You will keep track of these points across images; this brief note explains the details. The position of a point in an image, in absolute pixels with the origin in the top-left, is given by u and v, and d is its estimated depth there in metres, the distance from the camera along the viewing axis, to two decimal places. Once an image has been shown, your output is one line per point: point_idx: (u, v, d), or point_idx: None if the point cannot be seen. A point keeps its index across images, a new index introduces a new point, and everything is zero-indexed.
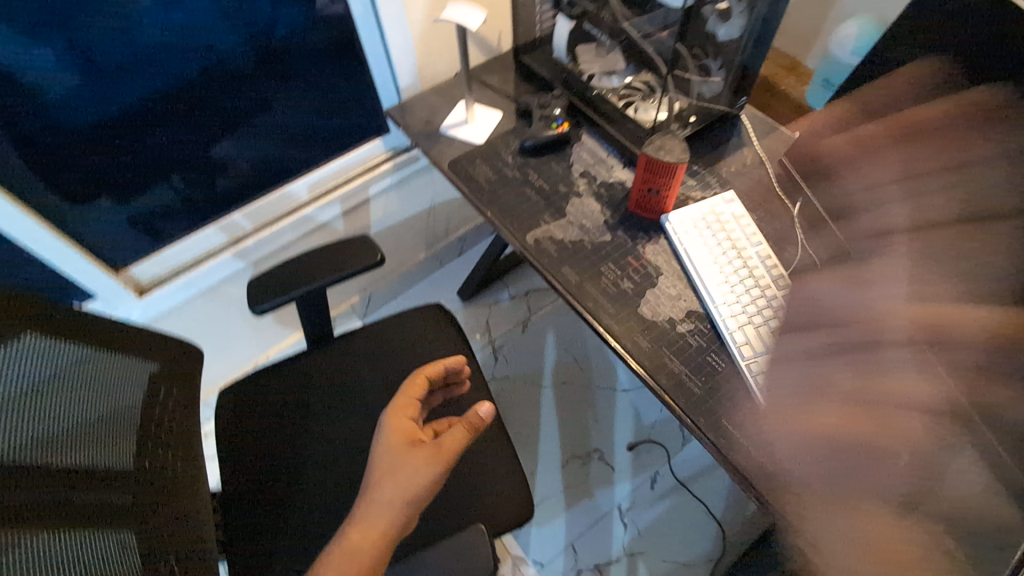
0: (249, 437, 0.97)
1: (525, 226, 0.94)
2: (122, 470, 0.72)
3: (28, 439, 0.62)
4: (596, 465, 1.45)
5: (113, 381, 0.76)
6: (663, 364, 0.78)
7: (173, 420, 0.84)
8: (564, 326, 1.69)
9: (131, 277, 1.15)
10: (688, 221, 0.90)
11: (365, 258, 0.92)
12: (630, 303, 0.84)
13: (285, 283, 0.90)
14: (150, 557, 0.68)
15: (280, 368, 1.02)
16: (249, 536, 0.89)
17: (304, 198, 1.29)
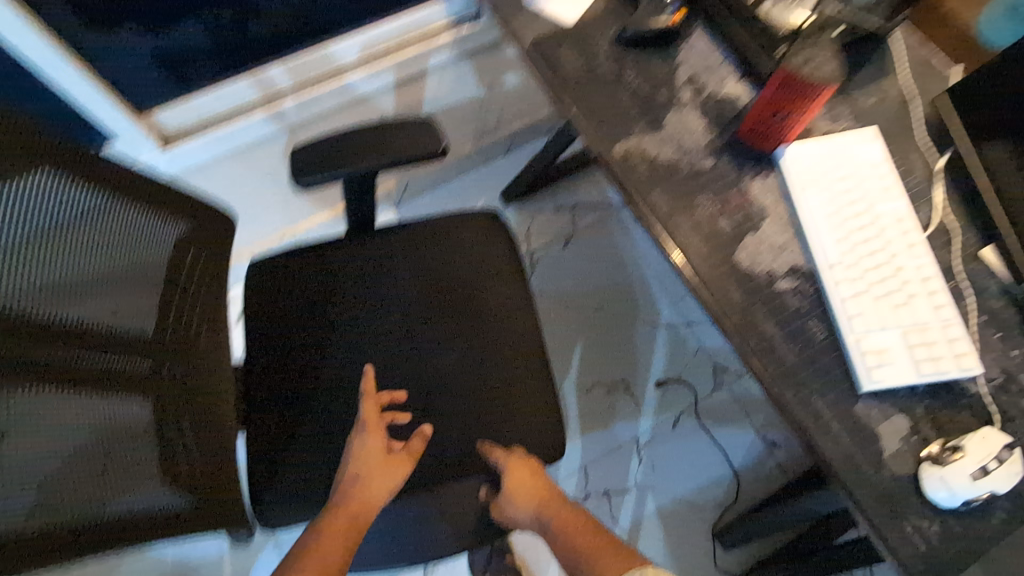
0: (277, 319, 0.89)
1: (614, 135, 0.79)
2: (139, 334, 0.63)
3: (23, 290, 0.50)
4: (620, 396, 1.41)
5: (136, 237, 0.63)
6: (755, 322, 0.67)
7: (195, 293, 0.72)
8: (607, 250, 1.58)
9: (154, 123, 1.03)
10: (811, 158, 0.76)
11: (419, 147, 0.78)
12: (726, 245, 0.72)
13: (334, 159, 0.78)
14: (163, 436, 0.62)
15: (311, 253, 0.92)
16: (271, 426, 0.85)
17: (348, 63, 1.13)
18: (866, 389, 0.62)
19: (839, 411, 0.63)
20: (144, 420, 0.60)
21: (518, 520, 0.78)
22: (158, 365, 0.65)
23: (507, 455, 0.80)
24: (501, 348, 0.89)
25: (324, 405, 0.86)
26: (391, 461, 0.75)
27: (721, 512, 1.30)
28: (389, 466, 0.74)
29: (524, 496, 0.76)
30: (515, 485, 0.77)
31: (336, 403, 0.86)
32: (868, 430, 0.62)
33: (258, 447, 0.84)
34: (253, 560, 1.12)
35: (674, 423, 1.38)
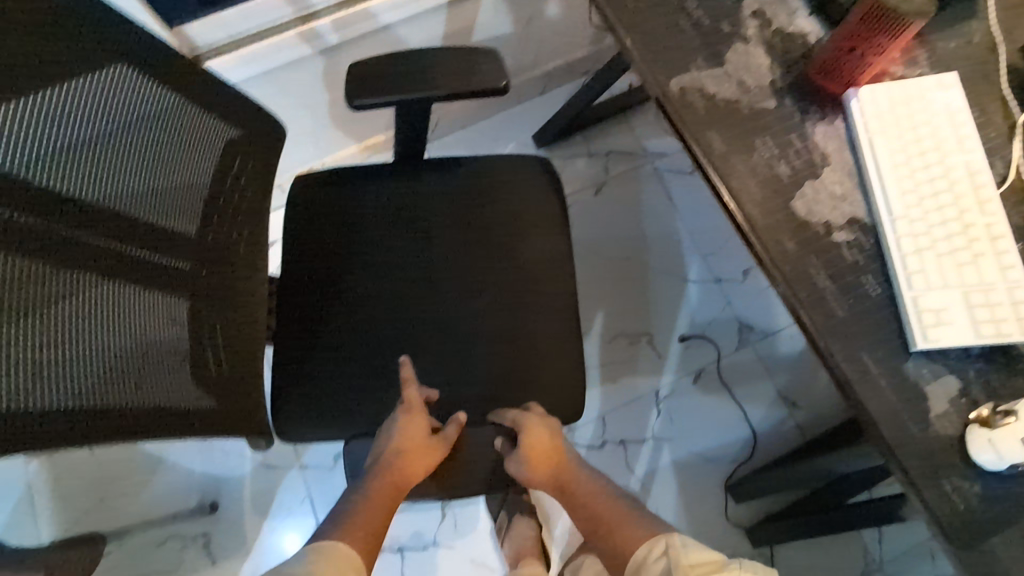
0: (308, 243, 0.87)
1: (671, 68, 0.74)
2: (187, 238, 0.63)
3: (80, 171, 0.51)
4: (643, 348, 1.40)
5: (180, 139, 0.62)
6: (807, 274, 0.64)
7: (238, 201, 0.71)
8: (638, 201, 1.53)
9: (185, 38, 0.99)
10: (882, 104, 0.70)
11: (465, 71, 0.75)
12: (782, 192, 0.68)
13: (381, 79, 0.75)
14: (195, 341, 0.63)
15: (342, 179, 0.89)
16: (294, 351, 0.83)
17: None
18: (919, 346, 0.60)
19: (888, 369, 0.61)
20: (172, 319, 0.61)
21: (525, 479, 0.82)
22: (199, 271, 0.65)
23: (531, 420, 0.79)
24: (531, 290, 0.87)
25: (350, 334, 0.84)
26: (427, 445, 0.78)
27: (735, 467, 1.32)
28: (425, 448, 0.78)
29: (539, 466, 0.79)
30: (533, 452, 0.78)
31: (362, 332, 0.84)
32: (916, 390, 0.60)
33: (282, 371, 0.83)
34: (278, 480, 1.16)
35: (695, 378, 1.38)
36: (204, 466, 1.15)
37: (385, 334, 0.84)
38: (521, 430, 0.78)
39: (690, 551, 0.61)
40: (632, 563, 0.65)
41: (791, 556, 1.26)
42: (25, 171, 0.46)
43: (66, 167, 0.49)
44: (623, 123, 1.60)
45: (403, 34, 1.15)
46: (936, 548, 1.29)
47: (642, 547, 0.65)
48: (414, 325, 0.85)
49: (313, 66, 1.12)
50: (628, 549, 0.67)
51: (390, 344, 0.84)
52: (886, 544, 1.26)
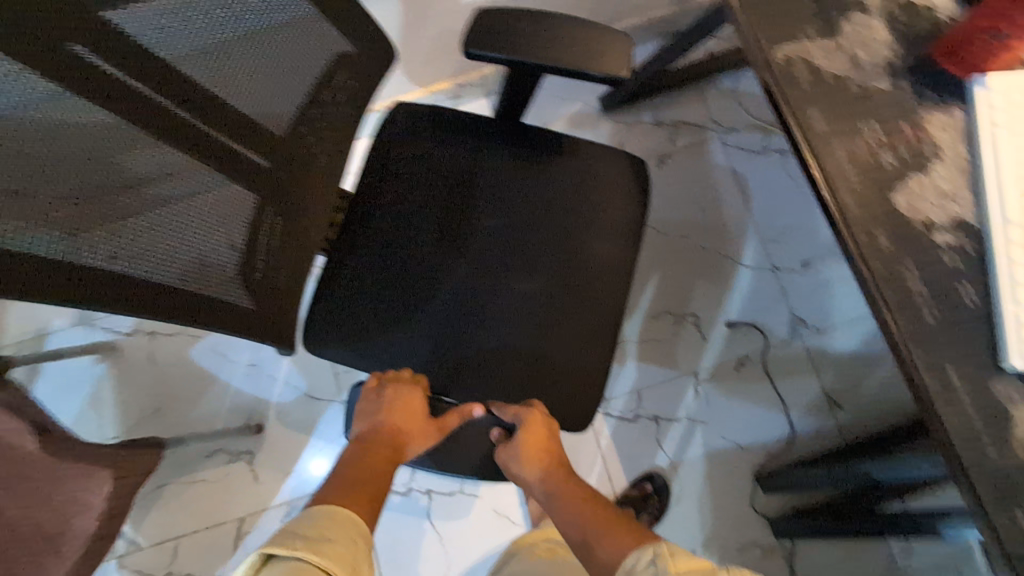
0: (370, 187, 0.86)
1: (778, 35, 0.68)
2: (274, 136, 0.63)
3: (179, 40, 0.51)
4: (688, 329, 1.37)
5: (296, 40, 0.62)
6: (897, 273, 0.60)
7: (336, 121, 0.72)
8: (702, 174, 1.47)
9: None
10: (1012, 97, 0.64)
11: (588, 56, 0.71)
12: (883, 184, 0.63)
13: (503, 35, 0.71)
14: (256, 237, 0.63)
15: (412, 123, 0.88)
16: (340, 285, 0.82)
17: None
18: (1012, 365, 0.56)
19: (973, 385, 0.57)
20: (255, 219, 0.62)
21: (518, 476, 0.78)
22: (276, 173, 0.65)
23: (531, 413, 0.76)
24: (591, 254, 0.85)
25: (397, 269, 0.83)
26: (422, 422, 0.77)
27: (766, 458, 1.30)
28: (422, 428, 0.77)
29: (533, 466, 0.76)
30: (529, 447, 0.74)
31: (412, 278, 0.83)
32: (1000, 411, 0.56)
33: (325, 295, 0.81)
34: (320, 411, 1.20)
35: (738, 365, 1.35)
36: (249, 386, 1.21)
37: (434, 279, 0.83)
38: (520, 425, 0.75)
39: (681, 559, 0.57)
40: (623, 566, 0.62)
41: (812, 554, 1.25)
42: (145, 39, 0.48)
43: (181, 46, 0.51)
44: (697, 91, 1.51)
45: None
46: (975, 568, 1.24)
47: (634, 555, 0.61)
48: (469, 278, 0.83)
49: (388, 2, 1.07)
50: (621, 559, 0.63)
51: (437, 291, 0.82)
52: (912, 557, 1.24)
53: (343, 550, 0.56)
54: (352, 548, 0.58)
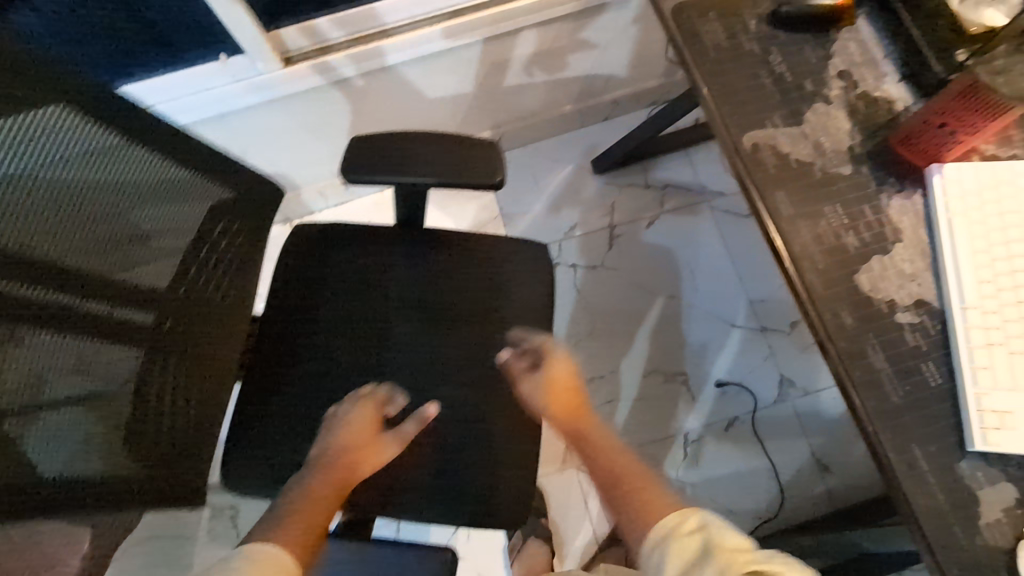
0: (279, 302, 0.86)
1: (746, 123, 0.73)
2: (156, 290, 0.68)
3: (46, 234, 0.55)
4: (675, 388, 1.38)
5: (164, 200, 0.67)
6: (862, 352, 0.62)
7: (223, 263, 0.76)
8: (663, 255, 1.49)
9: (280, 41, 0.98)
10: (968, 185, 0.67)
11: (455, 161, 0.70)
12: (848, 264, 0.66)
13: (374, 158, 0.71)
14: (142, 395, 0.66)
15: (328, 234, 0.89)
16: (264, 403, 0.81)
17: (391, 26, 1.03)
18: (977, 448, 0.57)
19: (940, 466, 0.58)
20: (139, 375, 0.66)
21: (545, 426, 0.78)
22: (161, 323, 0.69)
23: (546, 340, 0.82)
24: (530, 340, 0.85)
25: (320, 382, 0.82)
26: (378, 443, 0.75)
27: (757, 524, 1.28)
28: (378, 446, 0.75)
29: (556, 396, 0.77)
30: (552, 392, 0.77)
31: (330, 390, 0.82)
32: (967, 493, 0.57)
33: (244, 424, 0.80)
34: None
35: (726, 426, 1.35)
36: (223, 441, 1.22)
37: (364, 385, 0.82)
38: (546, 362, 0.80)
39: (718, 543, 0.52)
40: (665, 534, 0.56)
41: None
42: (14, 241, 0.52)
43: (53, 237, 0.55)
44: (684, 157, 1.58)
45: (431, 71, 1.14)
46: None
47: (672, 513, 0.58)
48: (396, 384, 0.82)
49: (334, 97, 1.10)
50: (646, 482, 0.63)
51: None
52: None
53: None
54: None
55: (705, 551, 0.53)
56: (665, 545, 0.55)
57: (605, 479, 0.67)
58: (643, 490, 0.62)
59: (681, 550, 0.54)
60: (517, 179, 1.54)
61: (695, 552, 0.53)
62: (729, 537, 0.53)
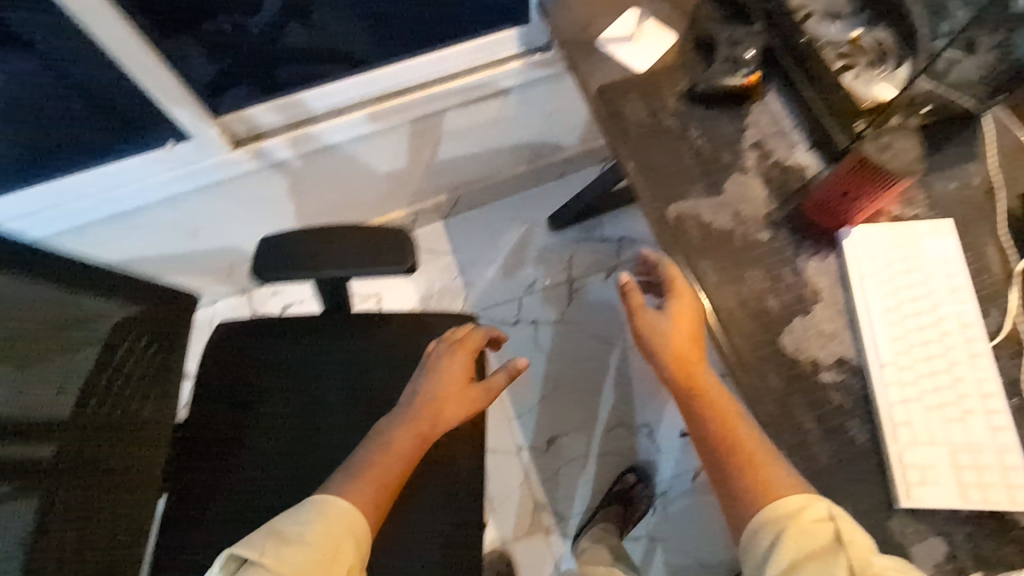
0: (205, 406, 0.84)
1: (670, 197, 0.78)
2: (58, 422, 0.65)
3: None
4: (640, 440, 1.39)
5: (59, 326, 0.66)
6: (790, 414, 0.64)
7: (133, 379, 0.76)
8: (612, 309, 1.52)
9: (227, 126, 1.02)
10: (875, 246, 0.72)
11: (352, 260, 0.71)
12: (772, 327, 0.69)
13: (287, 254, 0.72)
14: (45, 534, 0.62)
15: (256, 330, 0.88)
16: (194, 515, 0.79)
17: (319, 111, 1.07)
18: (903, 505, 0.59)
19: (871, 525, 0.59)
20: (39, 516, 0.61)
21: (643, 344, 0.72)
22: (68, 452, 0.66)
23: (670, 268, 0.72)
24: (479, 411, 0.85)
25: (251, 484, 0.80)
26: (470, 391, 0.80)
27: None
28: (469, 395, 0.80)
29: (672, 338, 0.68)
30: (676, 332, 0.69)
31: (262, 494, 0.80)
32: (899, 552, 0.58)
33: (171, 539, 0.78)
34: None
35: (693, 477, 1.35)
36: None
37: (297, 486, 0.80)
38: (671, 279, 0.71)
39: (853, 544, 0.53)
40: (785, 518, 0.57)
41: None
42: None
43: None
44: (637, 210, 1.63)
45: (372, 149, 1.18)
46: None
47: (795, 496, 0.58)
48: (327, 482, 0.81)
49: (274, 177, 1.14)
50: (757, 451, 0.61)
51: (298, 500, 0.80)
52: None
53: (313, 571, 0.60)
54: (324, 567, 0.61)
55: (835, 546, 0.53)
56: (780, 528, 0.56)
57: (714, 437, 0.63)
58: (755, 461, 0.60)
59: (797, 539, 0.55)
60: (474, 240, 1.58)
61: (821, 543, 0.54)
62: (866, 543, 0.53)
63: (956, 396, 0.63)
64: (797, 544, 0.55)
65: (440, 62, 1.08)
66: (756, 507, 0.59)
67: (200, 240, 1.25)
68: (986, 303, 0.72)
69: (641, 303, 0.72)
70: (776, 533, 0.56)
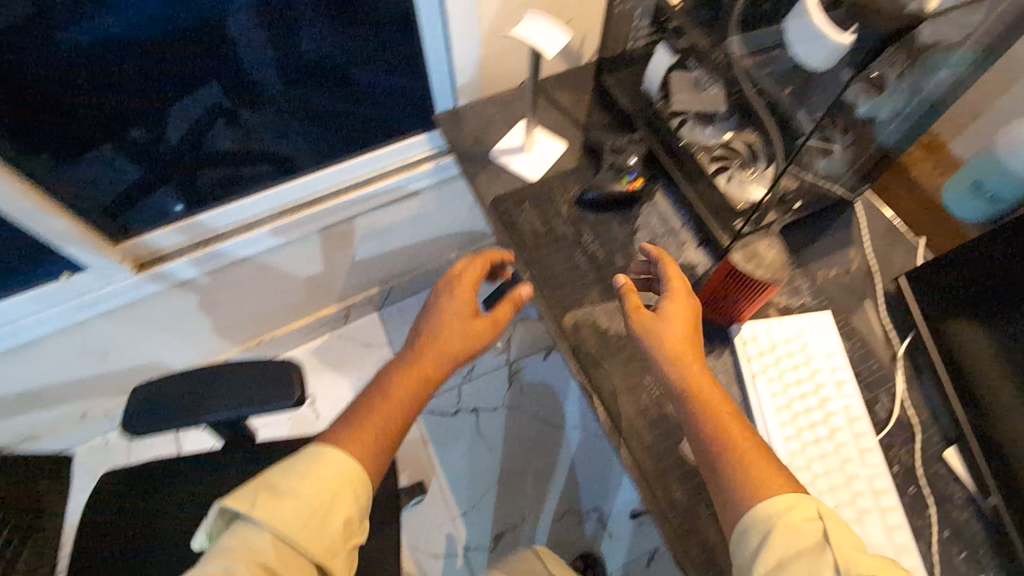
0: (92, 562, 0.83)
1: (567, 304, 0.80)
2: None
3: None
4: (591, 525, 1.35)
5: None
6: (693, 527, 0.65)
7: None
8: (545, 391, 1.50)
9: (130, 250, 1.03)
10: (763, 341, 0.75)
11: (242, 397, 0.75)
12: (671, 434, 0.71)
13: (181, 403, 0.76)
14: None
15: (153, 474, 0.89)
16: None
17: (224, 229, 1.10)
18: None
19: None
20: None
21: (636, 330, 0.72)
22: None
23: (670, 270, 0.73)
24: None
25: None
26: (476, 323, 0.79)
27: None
28: (474, 330, 0.79)
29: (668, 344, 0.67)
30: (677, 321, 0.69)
31: None
32: None
33: None
34: None
35: (648, 560, 1.31)
36: None
37: None
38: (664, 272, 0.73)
39: (841, 544, 0.55)
40: (774, 519, 0.57)
41: None
42: None
43: None
44: None
45: (287, 255, 1.21)
46: None
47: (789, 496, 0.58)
48: None
49: (180, 294, 1.14)
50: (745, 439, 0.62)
51: None
52: None
53: (307, 520, 0.63)
54: (319, 518, 0.64)
55: (823, 545, 0.55)
56: (765, 531, 0.57)
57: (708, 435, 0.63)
58: (745, 459, 0.61)
59: (789, 537, 0.56)
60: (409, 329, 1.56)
61: (810, 542, 0.56)
62: (853, 544, 0.55)
63: (847, 490, 0.67)
64: (786, 542, 0.55)
65: (345, 171, 1.13)
66: (745, 505, 0.59)
67: (111, 360, 1.21)
68: (876, 387, 0.76)
69: (638, 305, 0.71)
70: (761, 536, 0.57)
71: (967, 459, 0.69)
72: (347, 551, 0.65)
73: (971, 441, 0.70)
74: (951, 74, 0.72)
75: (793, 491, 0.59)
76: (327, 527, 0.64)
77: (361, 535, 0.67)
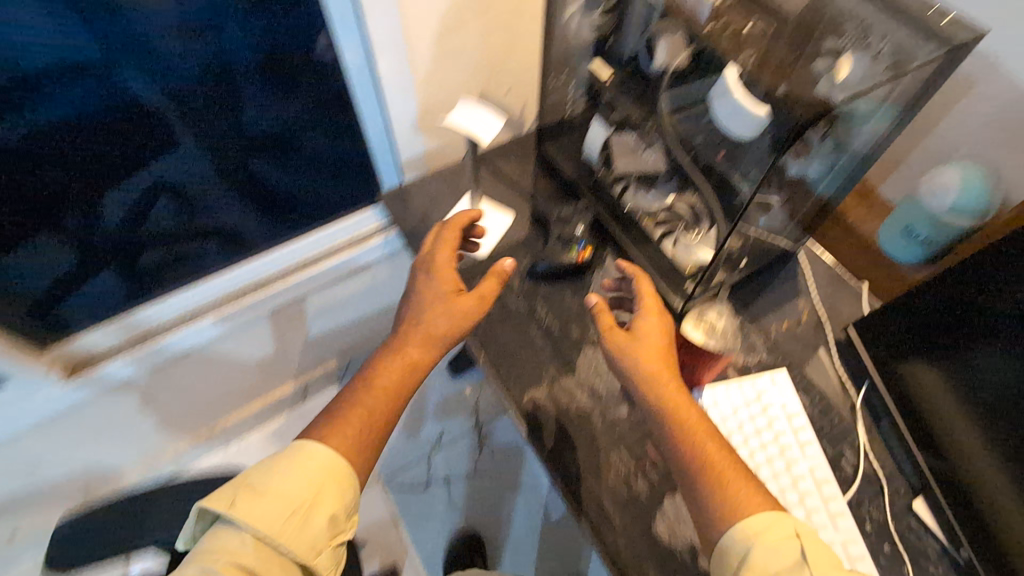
0: None
1: (525, 384, 0.78)
2: None
3: None
4: None
5: None
6: None
7: None
8: (516, 452, 1.45)
9: (62, 355, 0.96)
10: (723, 407, 0.76)
11: (176, 520, 0.74)
12: (643, 515, 0.69)
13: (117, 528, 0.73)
14: None
15: None
16: None
17: (164, 322, 1.05)
18: None
19: None
20: None
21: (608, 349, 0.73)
22: None
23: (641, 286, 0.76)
24: None
25: None
26: (461, 300, 0.77)
27: None
28: (459, 307, 0.77)
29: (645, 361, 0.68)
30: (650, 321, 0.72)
31: None
32: None
33: None
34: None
35: None
36: None
37: None
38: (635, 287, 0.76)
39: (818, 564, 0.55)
40: (751, 538, 0.57)
41: None
42: None
43: None
44: None
45: (236, 342, 1.16)
46: None
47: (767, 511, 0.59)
48: None
49: (117, 395, 1.07)
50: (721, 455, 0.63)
51: None
52: None
53: (289, 519, 0.65)
54: (300, 517, 0.65)
55: (801, 565, 0.56)
56: (742, 554, 0.57)
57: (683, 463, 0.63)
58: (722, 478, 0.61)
59: (768, 563, 0.56)
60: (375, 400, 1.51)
61: (788, 563, 0.56)
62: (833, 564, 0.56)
63: None
64: (766, 564, 0.56)
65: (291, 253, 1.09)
66: (723, 527, 0.59)
67: (43, 473, 1.11)
68: (839, 442, 0.76)
69: (610, 325, 0.72)
70: (738, 559, 0.57)
71: (936, 511, 0.70)
72: (332, 547, 0.68)
73: (936, 492, 0.70)
74: (877, 127, 0.72)
75: (771, 510, 0.59)
76: (308, 528, 0.65)
77: (347, 531, 0.70)
